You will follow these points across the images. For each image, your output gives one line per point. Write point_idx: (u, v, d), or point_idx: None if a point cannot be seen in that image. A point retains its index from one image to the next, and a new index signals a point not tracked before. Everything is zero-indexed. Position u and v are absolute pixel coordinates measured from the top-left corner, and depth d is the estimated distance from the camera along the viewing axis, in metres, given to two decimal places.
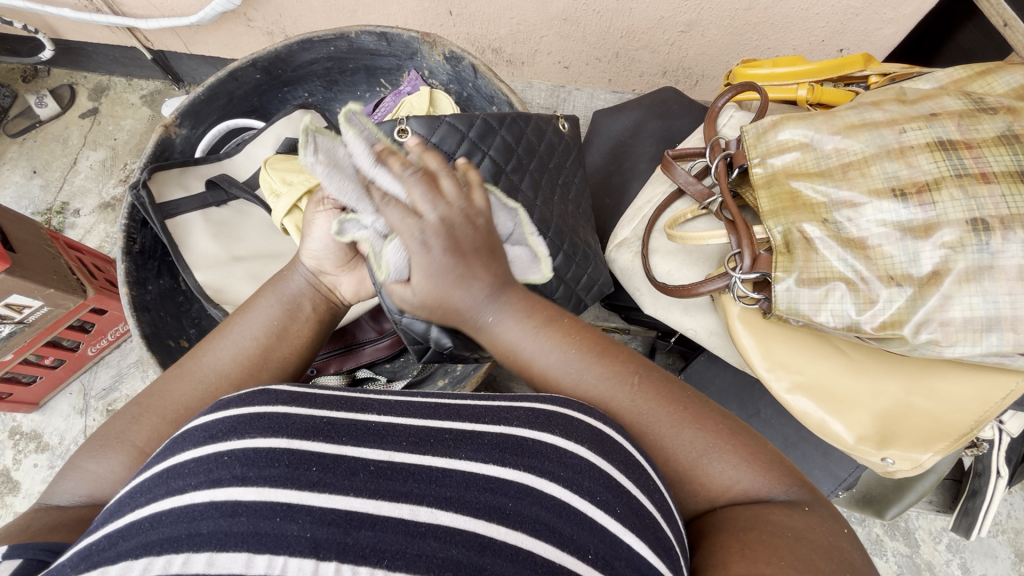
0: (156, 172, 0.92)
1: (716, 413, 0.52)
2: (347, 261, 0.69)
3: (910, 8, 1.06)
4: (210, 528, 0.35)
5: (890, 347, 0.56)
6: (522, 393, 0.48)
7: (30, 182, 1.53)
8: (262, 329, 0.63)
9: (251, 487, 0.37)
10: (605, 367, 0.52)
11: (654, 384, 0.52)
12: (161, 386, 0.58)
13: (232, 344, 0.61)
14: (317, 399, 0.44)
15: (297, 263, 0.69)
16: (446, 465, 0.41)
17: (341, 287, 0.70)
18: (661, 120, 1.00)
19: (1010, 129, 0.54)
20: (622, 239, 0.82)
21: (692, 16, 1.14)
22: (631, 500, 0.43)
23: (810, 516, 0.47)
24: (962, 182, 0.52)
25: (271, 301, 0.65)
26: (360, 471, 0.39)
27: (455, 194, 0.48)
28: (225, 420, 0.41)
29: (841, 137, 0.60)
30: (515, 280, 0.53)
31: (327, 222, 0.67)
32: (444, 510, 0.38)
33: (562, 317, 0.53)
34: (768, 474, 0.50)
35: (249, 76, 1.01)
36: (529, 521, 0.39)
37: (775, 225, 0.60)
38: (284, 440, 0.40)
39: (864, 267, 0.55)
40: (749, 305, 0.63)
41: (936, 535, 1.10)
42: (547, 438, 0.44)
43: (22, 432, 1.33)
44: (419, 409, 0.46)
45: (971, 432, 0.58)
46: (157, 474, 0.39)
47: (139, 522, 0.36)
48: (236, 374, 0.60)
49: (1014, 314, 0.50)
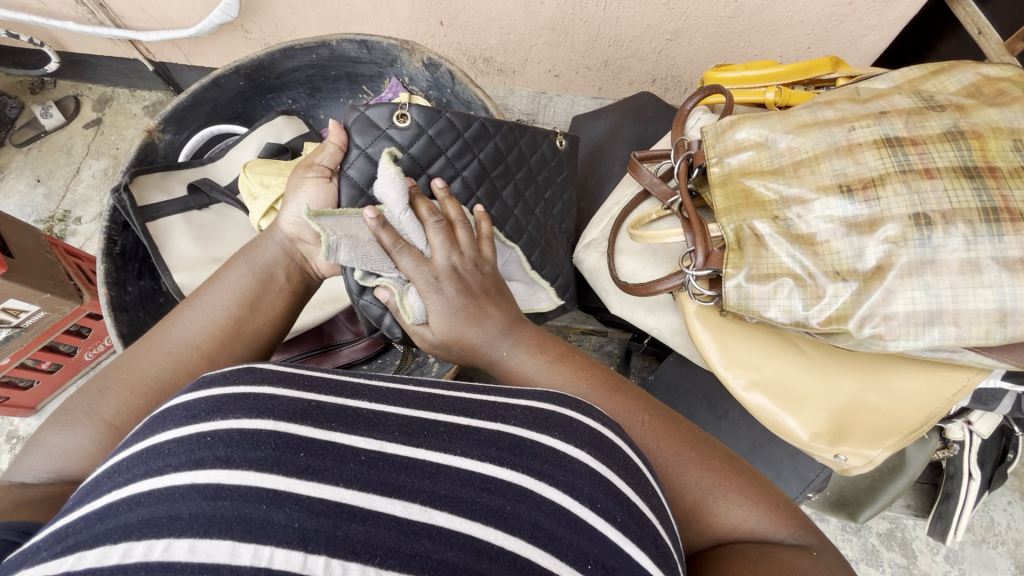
0: (138, 175, 0.95)
1: (722, 454, 0.53)
2: (327, 235, 0.68)
3: (894, 14, 1.06)
4: (191, 511, 0.33)
5: (837, 342, 0.57)
6: (517, 391, 0.49)
7: (33, 192, 1.57)
8: (234, 299, 0.63)
9: (235, 471, 0.36)
10: (617, 405, 0.54)
11: (661, 423, 0.54)
12: (128, 360, 0.58)
13: (203, 315, 0.61)
14: (307, 381, 0.44)
15: (271, 230, 0.69)
16: (440, 461, 0.41)
17: (316, 261, 0.69)
18: (636, 124, 1.01)
19: (955, 125, 0.54)
20: (590, 240, 0.83)
21: (678, 24, 1.15)
22: (631, 508, 0.43)
23: (817, 561, 0.47)
24: (906, 177, 0.52)
25: (243, 269, 0.65)
26: (351, 459, 0.39)
27: (414, 265, 0.58)
28: (207, 400, 0.40)
29: (793, 136, 0.60)
30: (521, 323, 0.60)
31: (316, 189, 0.66)
32: (438, 509, 0.37)
33: (569, 355, 0.58)
34: (776, 519, 0.50)
35: (233, 83, 1.03)
36: (528, 526, 0.38)
37: (727, 222, 0.60)
38: (271, 422, 0.39)
39: (811, 263, 0.55)
40: (704, 303, 0.63)
41: (933, 546, 1.08)
42: (545, 440, 0.44)
43: (19, 436, 1.36)
44: (410, 400, 0.46)
45: (921, 428, 0.59)
46: (137, 453, 0.38)
47: (116, 504, 0.34)
48: (207, 346, 0.60)
49: (955, 308, 0.50)
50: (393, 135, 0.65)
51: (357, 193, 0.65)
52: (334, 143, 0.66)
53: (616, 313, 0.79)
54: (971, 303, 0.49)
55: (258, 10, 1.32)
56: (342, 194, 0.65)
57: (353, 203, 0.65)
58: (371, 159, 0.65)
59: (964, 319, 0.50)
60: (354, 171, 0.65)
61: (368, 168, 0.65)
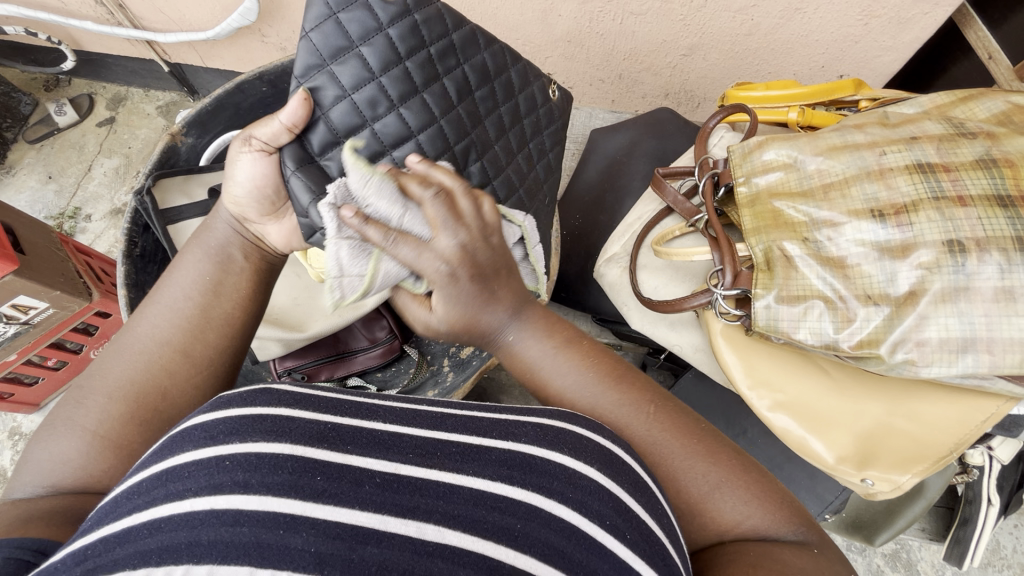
0: (160, 178, 0.95)
1: (730, 448, 0.52)
2: (273, 210, 0.67)
3: (909, 37, 1.06)
4: (211, 537, 0.33)
5: (867, 366, 0.57)
6: (527, 407, 0.48)
7: (45, 188, 1.57)
8: (194, 286, 0.60)
9: (253, 496, 0.35)
10: (623, 395, 0.52)
11: (668, 416, 0.52)
12: (99, 368, 0.56)
13: (166, 307, 0.58)
14: (323, 402, 0.43)
15: (219, 209, 0.67)
16: (453, 481, 0.40)
17: (268, 236, 0.68)
18: (656, 139, 1.01)
19: (988, 153, 0.54)
20: (612, 254, 0.82)
21: (693, 40, 1.16)
22: (641, 525, 0.42)
23: (818, 559, 0.47)
24: (939, 204, 0.53)
25: (196, 253, 0.63)
26: (366, 483, 0.38)
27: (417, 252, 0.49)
28: (226, 421, 0.39)
29: (823, 158, 0.61)
30: (529, 304, 0.55)
31: (253, 163, 0.64)
32: (451, 529, 0.37)
33: (580, 340, 0.56)
34: (778, 513, 0.49)
35: (256, 88, 1.03)
36: (539, 544, 0.37)
37: (756, 242, 0.61)
38: (288, 446, 0.38)
39: (843, 286, 0.56)
40: (731, 322, 0.64)
41: (938, 568, 1.07)
42: (556, 456, 0.43)
43: (22, 432, 1.35)
44: (424, 420, 0.45)
45: (950, 455, 0.59)
46: (155, 475, 0.37)
47: (137, 527, 0.34)
48: (178, 340, 0.57)
49: (989, 335, 0.50)
50: (372, 7, 0.60)
51: (315, 63, 0.60)
52: (283, 124, 0.60)
53: (636, 329, 0.78)
54: (1005, 332, 0.50)
55: (277, 14, 1.33)
56: (298, 54, 0.60)
57: (307, 73, 0.60)
58: (340, 25, 0.59)
59: (999, 346, 0.50)
60: (317, 34, 0.59)
61: (335, 34, 0.59)
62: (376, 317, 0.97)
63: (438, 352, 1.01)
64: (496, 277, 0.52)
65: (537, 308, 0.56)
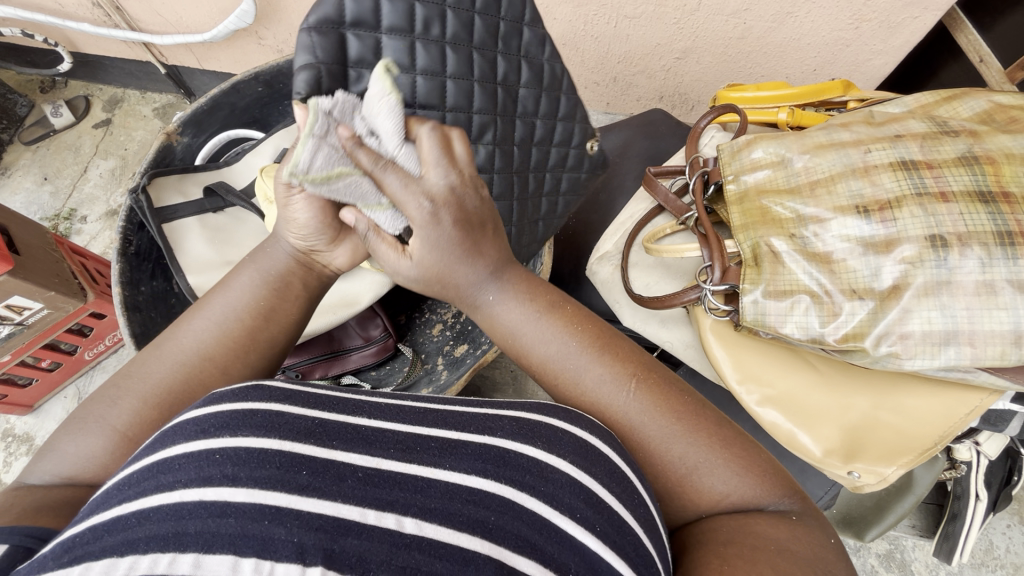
0: (156, 177, 0.95)
1: (714, 417, 0.52)
2: (336, 237, 0.60)
3: (899, 40, 1.07)
4: (197, 528, 0.33)
5: (853, 360, 0.58)
6: (505, 402, 0.49)
7: (40, 189, 1.57)
8: (247, 308, 0.59)
9: (240, 488, 0.35)
10: (605, 367, 0.53)
11: (651, 389, 0.52)
12: (137, 367, 0.55)
13: (215, 324, 0.57)
14: (312, 398, 0.44)
15: (280, 233, 0.62)
16: (431, 475, 0.40)
17: (334, 260, 0.63)
18: (648, 140, 1.02)
19: (970, 150, 0.55)
20: (604, 252, 0.82)
21: (686, 43, 1.17)
22: (613, 516, 0.42)
23: (796, 526, 0.47)
24: (922, 200, 0.54)
25: (253, 275, 0.60)
26: (348, 477, 0.38)
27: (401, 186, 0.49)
28: (217, 415, 0.39)
29: (809, 156, 0.61)
30: (508, 268, 0.58)
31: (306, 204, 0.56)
32: (428, 522, 0.37)
33: (561, 306, 0.57)
34: (761, 486, 0.49)
35: (251, 89, 1.04)
36: (513, 537, 0.38)
37: (744, 239, 0.62)
38: (276, 441, 0.39)
39: (828, 281, 0.57)
40: (720, 318, 0.65)
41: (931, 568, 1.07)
42: (529, 450, 0.44)
43: (14, 434, 1.35)
44: (406, 415, 0.45)
45: (934, 447, 0.60)
46: (147, 467, 0.37)
47: (126, 517, 0.34)
48: (219, 356, 0.56)
49: (971, 328, 0.51)
50: None
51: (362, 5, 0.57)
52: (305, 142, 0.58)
53: (628, 326, 0.79)
54: (986, 325, 0.51)
55: (274, 17, 1.34)
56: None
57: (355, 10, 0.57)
58: None
59: (980, 339, 0.51)
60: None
61: None
62: (370, 315, 0.98)
63: (432, 350, 1.02)
64: (481, 229, 0.55)
65: (519, 273, 0.59)
